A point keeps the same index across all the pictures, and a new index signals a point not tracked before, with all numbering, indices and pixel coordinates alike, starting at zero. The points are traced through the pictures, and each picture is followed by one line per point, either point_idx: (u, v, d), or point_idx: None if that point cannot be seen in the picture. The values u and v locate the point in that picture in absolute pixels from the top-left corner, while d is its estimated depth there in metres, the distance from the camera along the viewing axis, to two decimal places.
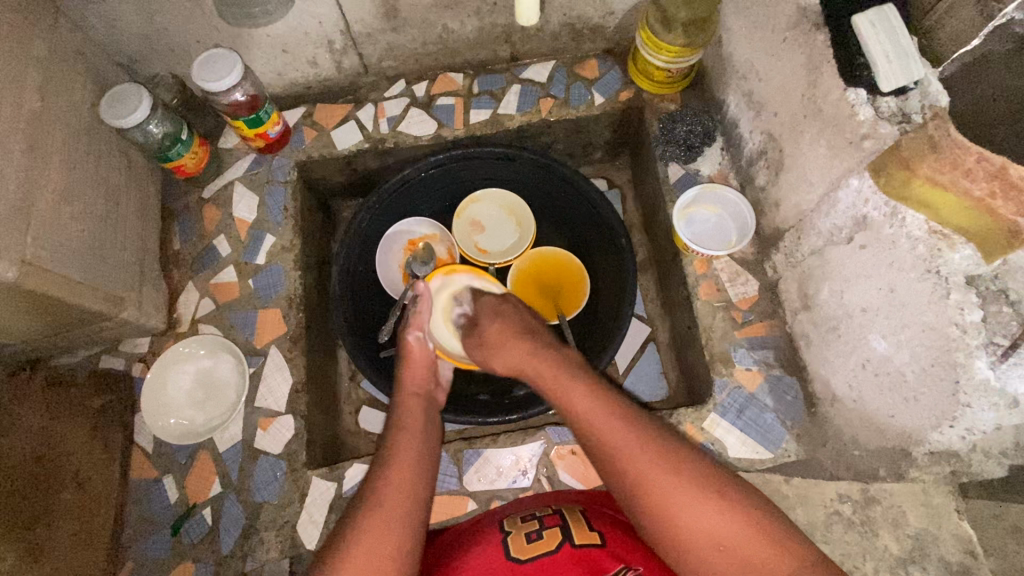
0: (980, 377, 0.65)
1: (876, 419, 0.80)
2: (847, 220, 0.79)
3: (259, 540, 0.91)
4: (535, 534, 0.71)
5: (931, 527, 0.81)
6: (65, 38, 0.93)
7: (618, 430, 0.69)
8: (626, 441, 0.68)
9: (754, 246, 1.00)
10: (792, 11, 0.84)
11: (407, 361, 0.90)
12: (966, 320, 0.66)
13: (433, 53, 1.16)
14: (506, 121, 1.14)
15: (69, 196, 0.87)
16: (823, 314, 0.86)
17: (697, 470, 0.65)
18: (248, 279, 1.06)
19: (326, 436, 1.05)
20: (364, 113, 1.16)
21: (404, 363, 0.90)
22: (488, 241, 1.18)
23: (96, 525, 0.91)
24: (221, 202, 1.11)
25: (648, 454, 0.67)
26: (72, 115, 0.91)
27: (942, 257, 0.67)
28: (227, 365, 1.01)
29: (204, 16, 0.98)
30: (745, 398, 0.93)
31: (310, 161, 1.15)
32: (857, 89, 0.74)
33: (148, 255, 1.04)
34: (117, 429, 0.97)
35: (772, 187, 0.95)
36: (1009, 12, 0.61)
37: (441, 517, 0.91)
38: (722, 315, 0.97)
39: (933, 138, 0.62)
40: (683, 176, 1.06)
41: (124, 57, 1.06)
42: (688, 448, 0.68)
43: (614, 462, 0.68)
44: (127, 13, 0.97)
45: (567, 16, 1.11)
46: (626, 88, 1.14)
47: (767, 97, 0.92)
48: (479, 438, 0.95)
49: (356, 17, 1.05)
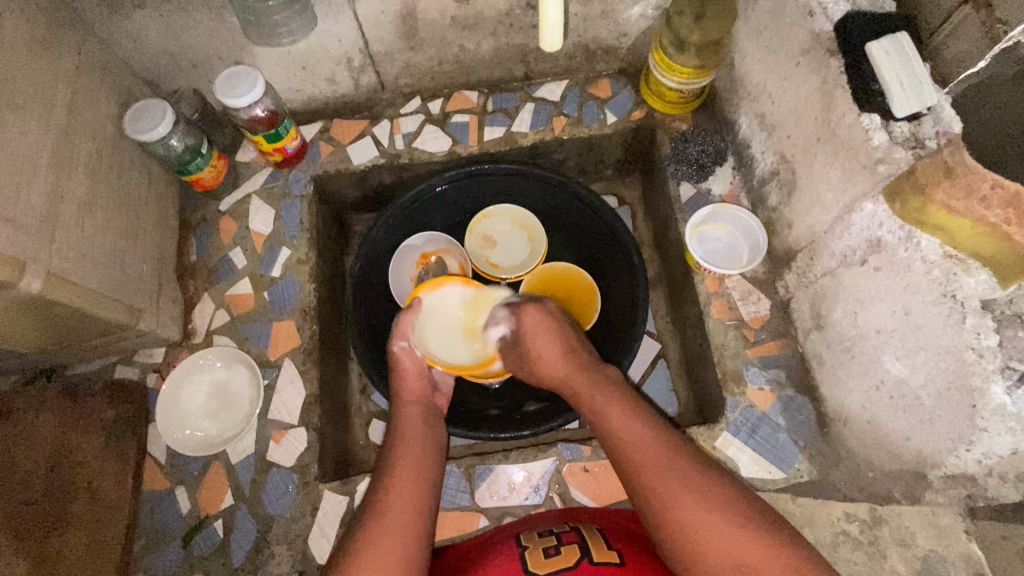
0: (997, 402, 0.65)
1: (889, 441, 0.80)
2: (861, 242, 0.80)
3: (270, 554, 0.91)
4: (552, 550, 0.71)
5: (939, 547, 0.80)
6: (92, 54, 0.95)
7: (651, 453, 0.71)
8: (646, 460, 0.71)
9: (766, 265, 1.01)
10: (805, 37, 0.85)
11: (399, 375, 0.90)
12: (982, 345, 0.66)
13: (448, 72, 1.17)
14: (519, 138, 1.16)
15: (92, 209, 0.89)
16: (836, 334, 0.87)
17: (724, 497, 0.66)
18: (263, 291, 1.07)
19: (337, 450, 1.05)
20: (380, 129, 1.18)
21: (397, 374, 0.90)
22: (500, 255, 1.18)
23: (109, 535, 0.90)
24: (238, 215, 1.12)
25: (677, 473, 0.68)
26: (96, 129, 0.92)
27: (957, 281, 0.68)
28: (242, 377, 1.02)
29: (227, 33, 1.00)
30: (757, 416, 0.93)
31: (325, 175, 1.16)
32: (871, 114, 0.75)
33: (166, 267, 1.06)
34: (130, 438, 0.97)
35: (784, 208, 0.95)
36: (1015, 35, 0.61)
37: (453, 533, 0.91)
38: (734, 333, 0.98)
39: (948, 164, 0.64)
40: (694, 195, 1.08)
41: (147, 72, 1.08)
42: (701, 467, 0.70)
43: (641, 482, 0.70)
44: (153, 30, 0.99)
45: (581, 37, 1.13)
46: (638, 107, 1.16)
47: (779, 119, 0.94)
48: (492, 454, 0.96)
49: (375, 36, 1.07)
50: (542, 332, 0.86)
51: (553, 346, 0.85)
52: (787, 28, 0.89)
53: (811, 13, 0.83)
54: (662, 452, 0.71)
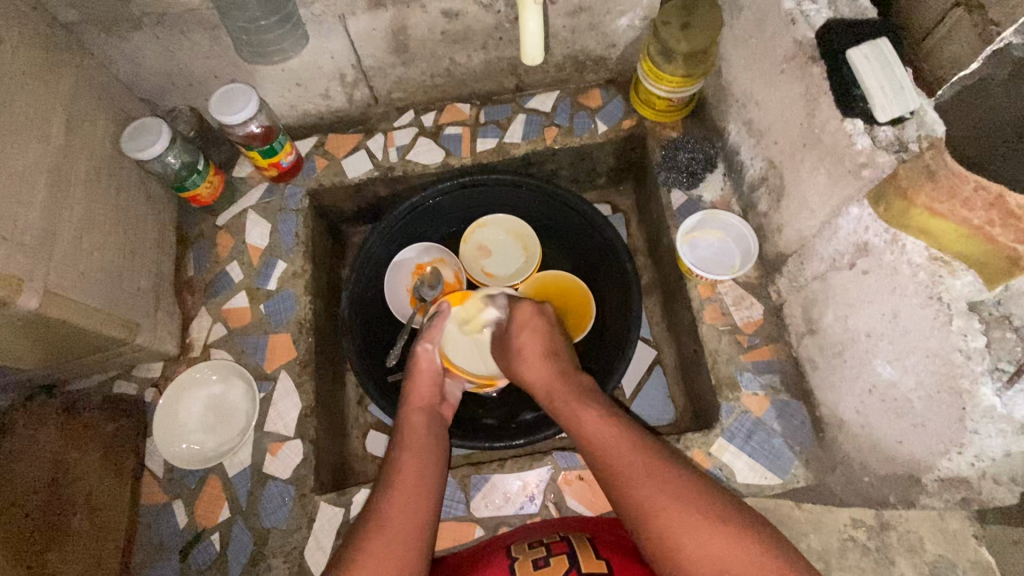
0: (986, 404, 0.65)
1: (883, 446, 0.80)
2: (849, 246, 0.80)
3: (268, 566, 0.91)
4: (541, 561, 0.71)
5: (947, 553, 0.80)
6: (89, 74, 0.97)
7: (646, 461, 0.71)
8: (625, 451, 0.73)
9: (758, 271, 1.02)
10: (789, 44, 0.86)
11: (416, 374, 0.92)
12: (969, 346, 0.66)
13: (440, 85, 1.19)
14: (511, 149, 1.17)
15: (89, 227, 0.90)
16: (828, 338, 0.87)
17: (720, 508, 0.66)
18: (259, 305, 1.08)
19: (335, 462, 1.06)
20: (374, 143, 1.20)
21: (414, 374, 0.92)
22: (494, 264, 1.18)
23: (108, 548, 0.91)
24: (234, 229, 1.14)
25: (671, 484, 0.68)
26: (94, 148, 0.94)
27: (943, 283, 0.68)
28: (238, 391, 1.02)
29: (223, 51, 1.02)
30: (752, 422, 0.93)
31: (321, 189, 1.17)
32: (854, 119, 0.76)
33: (163, 281, 1.07)
34: (130, 453, 0.98)
35: (774, 213, 0.96)
36: (1009, 36, 0.61)
37: (448, 543, 0.91)
38: (727, 339, 0.98)
39: (931, 167, 0.64)
40: (685, 203, 1.09)
41: (143, 91, 1.10)
42: (702, 481, 0.69)
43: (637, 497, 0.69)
44: (150, 50, 1.01)
45: (570, 49, 1.14)
46: (629, 116, 1.17)
47: (766, 125, 0.94)
48: (487, 463, 0.96)
49: (367, 52, 1.08)
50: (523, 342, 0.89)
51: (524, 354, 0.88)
52: (770, 35, 0.90)
53: (793, 21, 0.84)
54: (668, 467, 0.70)
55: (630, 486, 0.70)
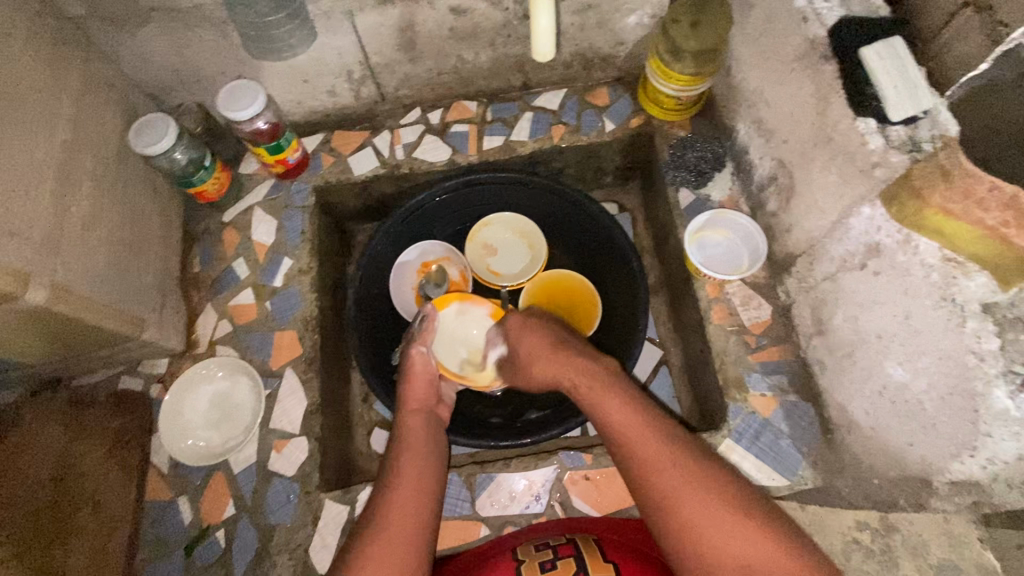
0: (999, 407, 0.64)
1: (892, 448, 0.79)
2: (859, 246, 0.80)
3: (271, 564, 0.91)
4: (548, 565, 0.71)
5: (952, 557, 0.80)
6: (96, 70, 0.97)
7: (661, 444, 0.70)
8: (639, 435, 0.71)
9: (766, 271, 1.01)
10: (800, 42, 0.85)
11: (410, 375, 0.91)
12: (983, 348, 0.65)
13: (447, 82, 1.19)
14: (518, 147, 1.16)
15: (95, 223, 0.90)
16: (837, 339, 0.86)
17: (733, 496, 0.66)
18: (266, 301, 1.08)
19: (340, 459, 1.06)
20: (381, 140, 1.19)
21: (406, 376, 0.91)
22: (500, 263, 1.18)
23: (111, 546, 0.91)
24: (241, 226, 1.13)
25: (685, 470, 0.68)
26: (101, 144, 0.94)
27: (958, 284, 0.67)
28: (244, 387, 1.03)
29: (230, 47, 1.01)
30: (759, 423, 0.93)
31: (327, 186, 1.17)
32: (867, 118, 0.75)
33: (169, 277, 1.07)
34: (133, 450, 0.98)
35: (783, 213, 0.95)
36: (1018, 37, 0.59)
37: (452, 542, 0.91)
38: (735, 340, 0.97)
39: (945, 167, 0.62)
40: (693, 202, 1.08)
41: (150, 88, 1.09)
42: (715, 466, 0.69)
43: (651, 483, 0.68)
44: (158, 46, 1.01)
45: (578, 46, 1.13)
46: (637, 114, 1.16)
47: (776, 124, 0.94)
48: (492, 462, 0.95)
49: (374, 49, 1.08)
50: (529, 335, 0.88)
51: (537, 343, 0.87)
52: (781, 34, 0.89)
53: (805, 19, 0.84)
54: (683, 453, 0.69)
55: (644, 472, 0.69)
